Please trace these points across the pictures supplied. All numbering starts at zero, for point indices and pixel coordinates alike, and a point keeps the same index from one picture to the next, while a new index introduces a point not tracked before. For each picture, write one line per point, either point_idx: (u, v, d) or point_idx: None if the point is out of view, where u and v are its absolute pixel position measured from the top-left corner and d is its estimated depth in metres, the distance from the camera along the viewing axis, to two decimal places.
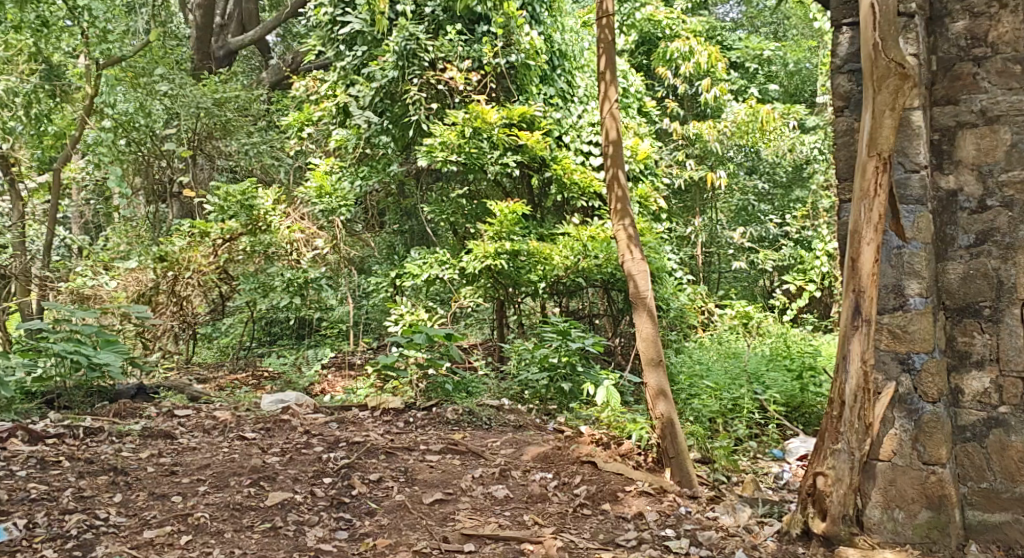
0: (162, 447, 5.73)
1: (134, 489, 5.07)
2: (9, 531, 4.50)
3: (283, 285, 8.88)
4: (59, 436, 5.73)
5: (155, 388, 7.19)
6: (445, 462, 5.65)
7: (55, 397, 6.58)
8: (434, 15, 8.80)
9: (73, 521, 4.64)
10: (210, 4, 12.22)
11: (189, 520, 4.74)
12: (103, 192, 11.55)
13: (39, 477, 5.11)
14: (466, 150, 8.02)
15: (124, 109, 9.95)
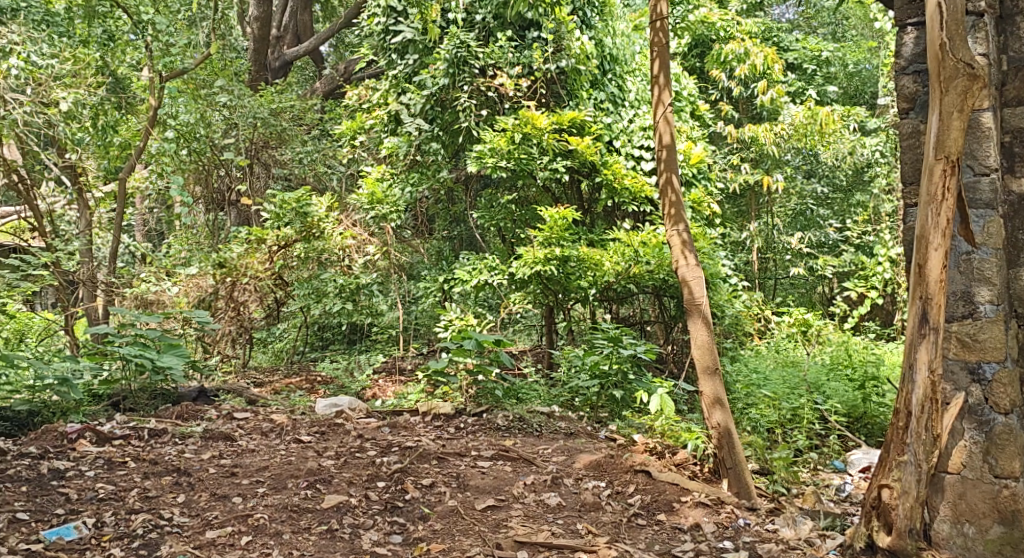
0: (223, 449, 5.78)
1: (196, 489, 5.11)
2: (79, 529, 4.58)
3: (336, 291, 9.12)
4: (126, 437, 5.83)
5: (214, 391, 7.31)
6: (496, 469, 5.61)
7: (121, 400, 6.68)
8: (485, 22, 8.80)
9: (138, 520, 4.70)
10: (267, 17, 12.24)
11: (248, 521, 4.76)
12: (165, 201, 11.79)
13: (107, 477, 5.20)
14: (516, 156, 7.98)
15: (186, 120, 10.04)
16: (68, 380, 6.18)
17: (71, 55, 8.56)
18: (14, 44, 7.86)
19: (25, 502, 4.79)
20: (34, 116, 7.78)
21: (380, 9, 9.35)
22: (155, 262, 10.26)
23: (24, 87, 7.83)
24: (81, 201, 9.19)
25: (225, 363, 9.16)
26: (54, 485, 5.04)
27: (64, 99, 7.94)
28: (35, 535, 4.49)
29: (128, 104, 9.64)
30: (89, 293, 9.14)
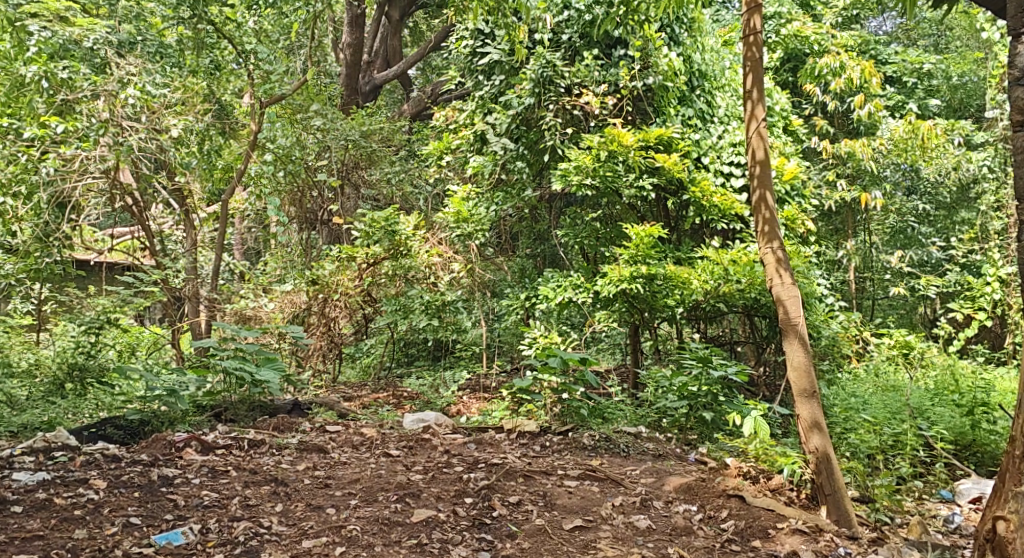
0: (317, 461, 5.84)
1: (292, 499, 5.19)
2: (186, 535, 4.71)
3: (422, 307, 9.11)
4: (228, 447, 5.96)
5: (308, 404, 7.41)
6: (584, 488, 5.58)
7: (223, 411, 6.87)
8: (571, 42, 8.80)
9: (240, 528, 4.81)
10: (359, 44, 12.53)
11: (342, 532, 4.84)
12: (263, 220, 12.07)
13: (210, 485, 5.30)
14: (601, 173, 7.91)
15: (282, 144, 10.46)
16: (176, 391, 6.48)
17: (180, 85, 9.14)
18: (133, 76, 8.55)
19: (137, 508, 4.95)
20: (148, 142, 8.51)
21: (468, 32, 9.47)
22: (252, 279, 10.55)
23: (139, 115, 8.54)
24: (187, 222, 9.95)
25: (317, 378, 9.30)
26: (163, 491, 5.18)
27: (175, 125, 8.64)
28: (146, 539, 4.64)
29: (232, 130, 10.23)
30: (192, 308, 9.52)
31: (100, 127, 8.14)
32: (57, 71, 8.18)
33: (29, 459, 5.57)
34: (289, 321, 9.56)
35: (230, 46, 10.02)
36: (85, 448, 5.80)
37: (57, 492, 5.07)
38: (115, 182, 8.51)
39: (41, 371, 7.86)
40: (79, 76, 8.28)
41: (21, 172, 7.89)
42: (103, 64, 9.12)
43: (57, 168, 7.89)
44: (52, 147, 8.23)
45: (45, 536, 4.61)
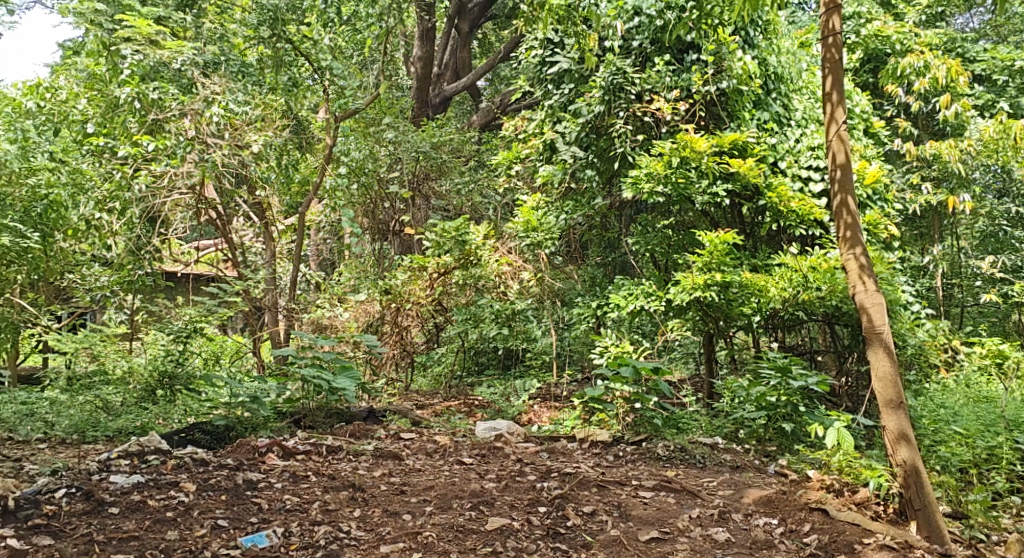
0: (392, 467, 6.22)
1: (370, 505, 5.51)
2: (270, 537, 4.98)
3: (492, 316, 9.28)
4: (308, 452, 6.30)
5: (383, 412, 7.87)
6: (659, 500, 5.73)
7: (302, 418, 7.23)
8: (642, 48, 8.72)
9: (321, 531, 5.10)
10: (430, 57, 12.68)
11: (418, 538, 5.11)
12: (337, 231, 12.29)
13: (291, 490, 5.60)
14: (673, 180, 7.77)
15: (357, 156, 10.78)
16: (258, 398, 6.84)
17: (261, 102, 9.59)
18: (217, 96, 8.89)
19: (224, 510, 5.20)
20: (231, 157, 8.87)
21: (537, 41, 9.50)
22: (326, 289, 10.82)
23: (223, 132, 8.87)
24: (266, 234, 10.07)
25: (390, 386, 9.38)
26: (248, 495, 5.45)
27: (256, 141, 8.95)
28: (233, 542, 4.91)
29: (307, 144, 10.53)
30: (270, 318, 9.86)
31: (187, 145, 8.61)
32: (147, 92, 8.64)
33: (125, 462, 5.79)
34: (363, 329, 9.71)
35: (306, 64, 10.19)
36: (176, 452, 6.06)
37: (150, 494, 5.29)
38: (200, 198, 8.95)
39: (133, 379, 8.08)
40: (168, 96, 8.75)
41: (115, 190, 8.47)
42: (190, 85, 9.21)
43: (148, 183, 8.43)
44: (144, 165, 8.61)
45: (140, 537, 4.84)
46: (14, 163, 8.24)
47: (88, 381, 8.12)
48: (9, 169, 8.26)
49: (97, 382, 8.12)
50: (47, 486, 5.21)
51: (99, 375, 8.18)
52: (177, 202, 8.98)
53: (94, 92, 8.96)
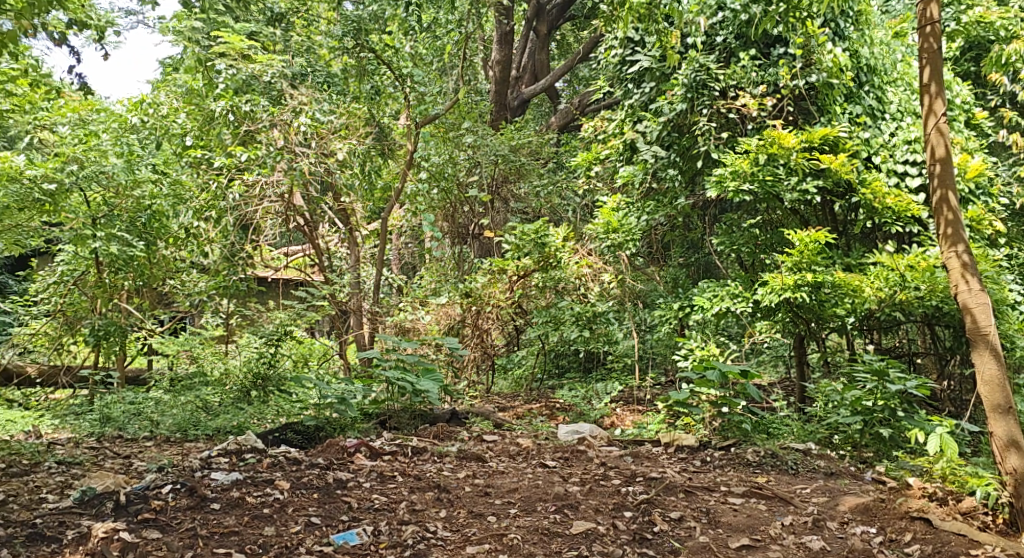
0: (476, 469, 6.25)
1: (455, 506, 5.50)
2: (360, 535, 4.99)
3: (573, 318, 9.23)
4: (394, 453, 6.40)
5: (465, 413, 7.98)
6: (750, 507, 5.57)
7: (387, 419, 7.41)
8: (726, 43, 8.55)
9: (408, 531, 5.09)
10: (508, 60, 12.54)
11: (504, 540, 5.06)
12: (419, 234, 12.45)
13: (380, 489, 5.64)
14: (760, 178, 7.57)
15: (436, 161, 11.04)
16: (345, 399, 6.99)
17: (345, 111, 9.77)
18: (305, 105, 9.26)
19: (316, 508, 5.25)
20: (318, 165, 9.08)
21: (617, 41, 9.36)
22: (409, 292, 10.89)
23: (310, 142, 9.17)
24: (352, 240, 10.30)
25: (472, 388, 9.39)
26: (338, 493, 5.51)
27: (341, 149, 9.10)
28: (325, 539, 4.93)
29: (389, 151, 10.70)
30: (356, 321, 10.05)
31: (277, 154, 8.88)
32: (240, 105, 9.13)
33: (223, 460, 5.92)
34: (445, 332, 9.76)
35: (389, 71, 10.39)
36: (269, 451, 6.19)
37: (248, 491, 5.36)
38: (289, 205, 9.14)
39: (230, 379, 8.55)
40: (259, 108, 9.16)
41: (211, 199, 8.81)
42: (280, 97, 9.70)
43: (241, 192, 8.79)
44: (237, 174, 9.03)
45: (240, 532, 4.88)
46: (121, 177, 8.88)
47: (189, 382, 8.68)
48: (117, 183, 8.90)
49: (198, 383, 8.61)
50: (155, 482, 5.33)
51: (200, 377, 8.74)
52: (266, 210, 9.23)
53: (192, 107, 9.51)
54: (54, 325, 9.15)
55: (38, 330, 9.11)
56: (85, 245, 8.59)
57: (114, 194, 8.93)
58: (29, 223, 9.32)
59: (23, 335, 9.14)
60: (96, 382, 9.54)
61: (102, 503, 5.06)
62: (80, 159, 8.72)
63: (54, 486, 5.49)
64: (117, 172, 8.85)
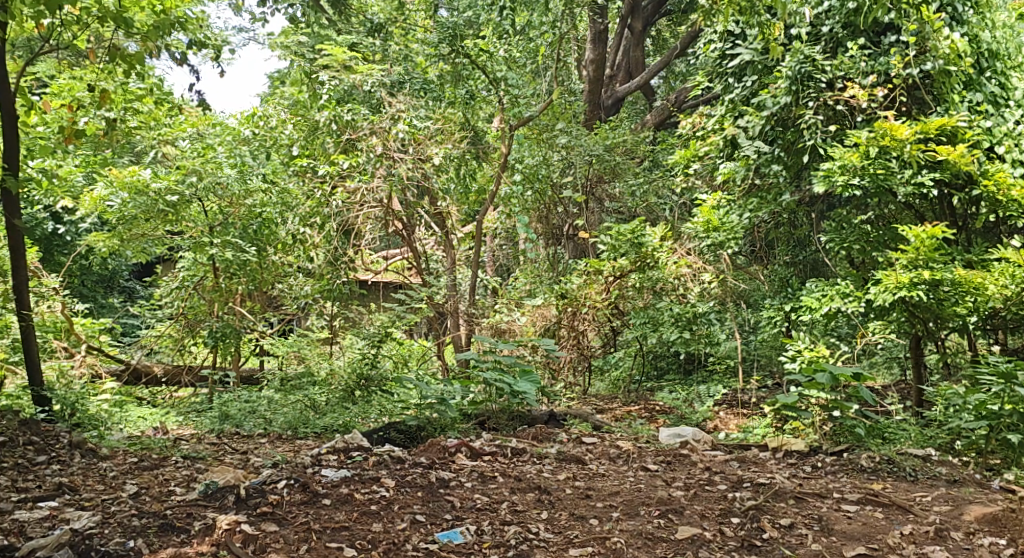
0: (576, 471, 6.15)
1: (557, 508, 5.42)
2: (464, 534, 4.95)
3: (672, 320, 9.13)
4: (494, 454, 6.37)
5: (563, 416, 7.90)
6: (865, 514, 5.33)
7: (486, 419, 7.44)
8: (832, 33, 8.27)
9: (511, 531, 5.02)
10: (602, 58, 12.39)
11: (607, 544, 4.94)
12: (513, 236, 12.45)
13: (481, 489, 5.61)
14: (871, 171, 7.21)
15: (530, 162, 11.06)
16: (445, 400, 7.19)
17: (440, 116, 9.84)
18: (403, 113, 9.36)
19: (421, 506, 5.24)
20: (415, 171, 9.24)
21: (716, 35, 9.15)
22: (505, 294, 10.91)
23: (407, 148, 9.33)
24: (447, 243, 10.21)
25: (568, 390, 9.45)
26: (441, 492, 5.49)
27: (437, 153, 9.28)
28: (430, 536, 4.91)
29: (484, 153, 10.92)
30: (452, 323, 10.11)
31: (376, 160, 9.06)
32: (343, 114, 9.35)
33: (332, 458, 5.98)
34: (540, 334, 9.76)
35: (484, 76, 10.65)
36: (375, 450, 6.23)
37: (356, 488, 5.39)
38: (389, 211, 9.27)
39: (335, 380, 8.73)
40: (360, 117, 9.31)
41: (315, 206, 9.06)
42: (379, 105, 9.92)
43: (343, 199, 9.04)
44: (339, 182, 9.24)
45: (350, 527, 4.90)
46: (234, 188, 9.37)
47: (298, 381, 9.00)
48: (231, 193, 9.43)
49: (304, 384, 8.90)
50: (271, 477, 5.40)
51: (307, 377, 9.02)
52: (367, 214, 9.39)
53: (298, 117, 9.92)
54: (176, 327, 9.69)
55: (163, 332, 9.66)
56: (202, 251, 9.27)
57: (229, 203, 9.49)
58: (155, 232, 9.63)
59: (151, 336, 9.74)
60: (215, 382, 10.08)
61: (225, 496, 5.12)
62: (199, 171, 9.16)
63: (181, 479, 5.62)
64: (232, 182, 9.36)
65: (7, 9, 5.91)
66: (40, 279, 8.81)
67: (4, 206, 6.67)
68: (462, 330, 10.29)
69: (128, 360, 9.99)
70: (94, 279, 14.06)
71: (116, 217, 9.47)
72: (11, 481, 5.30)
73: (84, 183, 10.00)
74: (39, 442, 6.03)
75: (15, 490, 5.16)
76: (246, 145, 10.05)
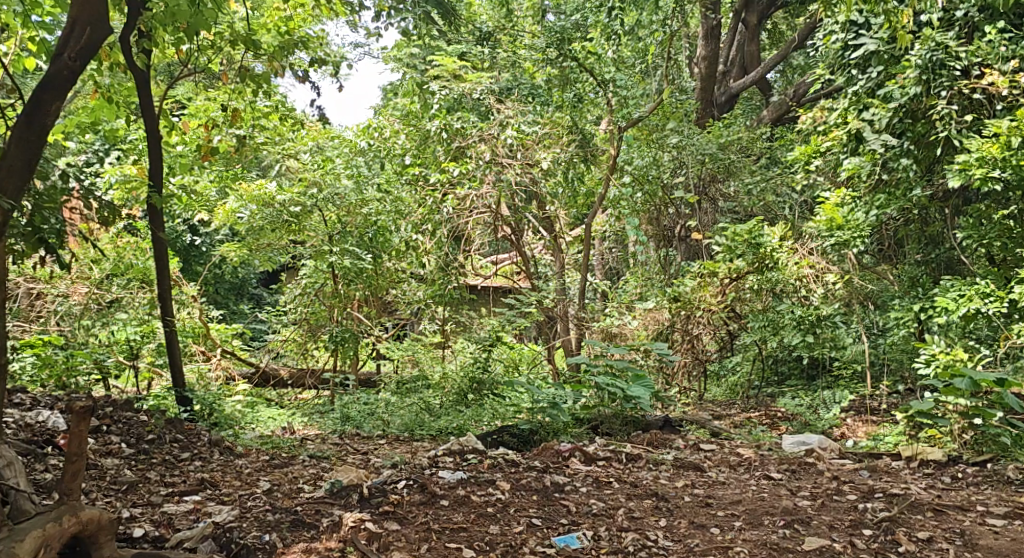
0: (695, 479, 5.95)
1: (675, 516, 5.23)
2: (581, 539, 4.82)
3: (794, 323, 8.72)
4: (608, 459, 6.22)
5: (680, 421, 7.68)
6: (1013, 529, 4.98)
7: (598, 424, 7.29)
8: (967, 17, 7.86)
9: (628, 538, 4.87)
10: (715, 54, 12.07)
11: (730, 554, 4.74)
12: (625, 238, 12.27)
13: (597, 494, 5.47)
14: (1012, 163, 6.78)
15: (640, 164, 10.74)
16: (557, 404, 7.10)
17: (548, 121, 9.77)
18: (511, 118, 9.38)
19: (537, 510, 5.15)
20: (523, 175, 9.22)
21: (838, 25, 8.78)
22: (615, 297, 10.77)
23: (515, 153, 9.29)
24: (557, 247, 10.07)
25: (683, 395, 9.33)
26: (557, 496, 5.38)
27: (545, 158, 9.24)
28: (547, 540, 4.80)
29: (591, 157, 10.58)
30: (563, 327, 10.00)
31: (485, 166, 9.08)
32: (453, 122, 9.33)
33: (448, 459, 5.95)
34: (653, 337, 9.54)
35: (592, 78, 10.61)
36: (490, 452, 6.19)
37: (473, 490, 5.34)
38: (498, 217, 9.22)
39: (449, 383, 8.77)
40: (469, 124, 9.35)
41: (428, 213, 9.31)
42: (487, 112, 9.91)
43: (455, 207, 9.16)
44: (450, 189, 9.31)
45: (467, 528, 4.84)
46: (351, 196, 9.49)
47: (413, 384, 9.06)
48: (348, 202, 9.53)
49: (420, 387, 8.98)
50: (391, 477, 5.39)
51: (422, 381, 9.05)
52: (477, 220, 9.41)
53: (411, 127, 10.00)
54: (300, 331, 10.00)
55: (288, 337, 10.00)
56: (324, 259, 9.38)
57: (346, 212, 9.56)
58: (280, 242, 9.90)
59: (277, 340, 10.10)
60: (335, 385, 10.31)
61: (349, 494, 5.14)
62: (319, 182, 9.45)
63: (308, 477, 5.70)
64: (348, 192, 9.50)
65: (150, 38, 6.22)
66: (180, 287, 9.14)
67: (151, 221, 6.96)
68: (571, 334, 10.12)
69: (257, 363, 10.32)
70: (226, 287, 14.56)
71: (246, 229, 9.73)
72: (159, 476, 5.43)
73: (218, 196, 10.24)
74: (183, 439, 6.20)
75: (162, 484, 5.29)
76: (361, 156, 10.26)
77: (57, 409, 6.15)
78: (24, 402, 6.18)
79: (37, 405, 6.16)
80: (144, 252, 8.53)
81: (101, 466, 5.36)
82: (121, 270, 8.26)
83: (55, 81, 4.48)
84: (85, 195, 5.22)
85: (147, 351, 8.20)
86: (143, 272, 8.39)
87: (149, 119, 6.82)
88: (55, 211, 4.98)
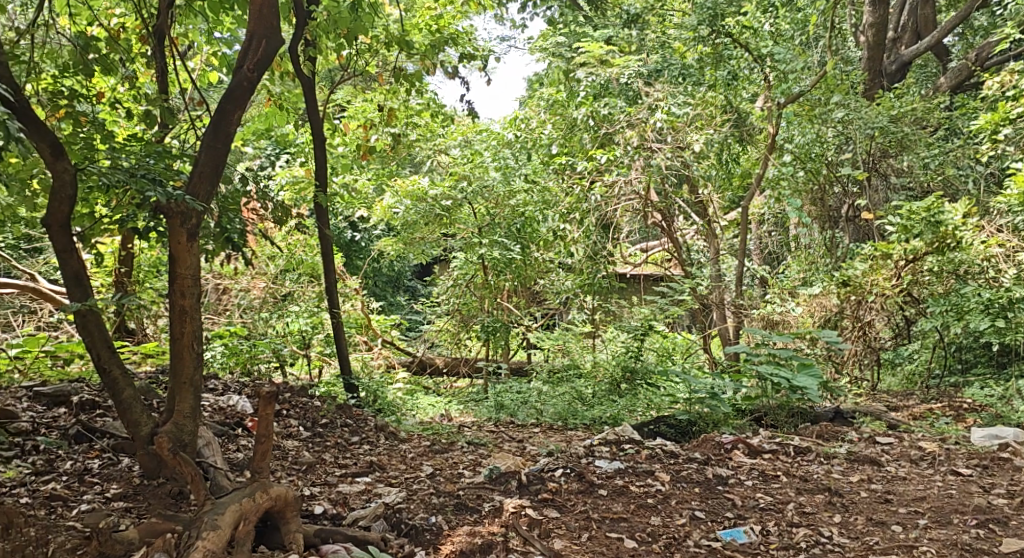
0: (872, 473, 5.48)
1: (851, 511, 4.81)
2: (749, 534, 4.49)
3: (982, 306, 7.76)
4: (775, 452, 5.82)
5: (853, 412, 7.18)
6: None
7: (762, 416, 6.92)
8: None
9: (801, 534, 4.50)
10: (883, 20, 11.27)
11: (915, 553, 4.31)
12: (785, 221, 11.67)
13: (764, 488, 5.11)
14: None
15: (801, 141, 9.81)
16: (717, 394, 6.73)
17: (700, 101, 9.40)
18: (660, 101, 8.95)
19: (700, 502, 4.85)
20: (674, 159, 8.68)
21: None
22: (777, 284, 10.26)
23: (665, 136, 8.86)
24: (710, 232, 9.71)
25: (855, 385, 8.74)
26: (720, 489, 5.06)
27: (697, 140, 8.67)
28: (712, 534, 4.50)
29: (749, 136, 10.02)
30: (720, 315, 9.57)
31: (635, 152, 8.70)
32: (599, 109, 9.17)
33: (605, 449, 5.73)
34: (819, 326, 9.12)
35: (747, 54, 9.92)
36: (647, 442, 5.91)
37: (631, 480, 5.10)
38: (647, 202, 8.90)
39: (602, 373, 8.53)
40: (617, 110, 9.09)
41: (575, 202, 8.92)
42: (636, 95, 9.71)
43: (601, 192, 8.74)
44: (597, 176, 9.00)
45: (628, 519, 4.60)
46: (500, 188, 9.56)
47: (566, 373, 8.84)
48: (496, 194, 9.60)
49: (572, 377, 8.71)
50: (548, 465, 5.22)
51: (574, 370, 8.82)
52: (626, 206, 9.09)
53: (557, 116, 9.83)
54: (452, 322, 9.96)
55: (441, 328, 9.94)
56: (474, 251, 9.54)
57: (494, 204, 9.63)
58: (433, 236, 10.00)
59: (431, 331, 10.06)
60: (489, 373, 10.28)
61: (508, 481, 4.97)
62: (469, 176, 9.66)
63: (468, 463, 5.61)
64: (497, 183, 9.58)
65: (315, 46, 6.36)
66: (343, 279, 9.34)
67: (316, 217, 7.04)
68: (729, 322, 9.71)
69: (414, 352, 10.37)
70: (383, 280, 14.84)
71: (401, 223, 9.88)
72: (333, 458, 5.45)
73: (376, 193, 10.38)
74: (353, 424, 6.25)
75: (336, 465, 5.30)
76: (509, 147, 10.15)
77: (245, 394, 6.30)
78: (217, 387, 6.34)
79: (228, 390, 6.33)
80: (313, 248, 8.87)
81: (283, 447, 5.44)
82: (293, 264, 8.65)
83: (238, 92, 4.61)
84: (263, 197, 5.20)
85: (316, 341, 8.36)
86: (312, 267, 8.78)
87: (315, 121, 6.88)
88: (238, 213, 5.03)
